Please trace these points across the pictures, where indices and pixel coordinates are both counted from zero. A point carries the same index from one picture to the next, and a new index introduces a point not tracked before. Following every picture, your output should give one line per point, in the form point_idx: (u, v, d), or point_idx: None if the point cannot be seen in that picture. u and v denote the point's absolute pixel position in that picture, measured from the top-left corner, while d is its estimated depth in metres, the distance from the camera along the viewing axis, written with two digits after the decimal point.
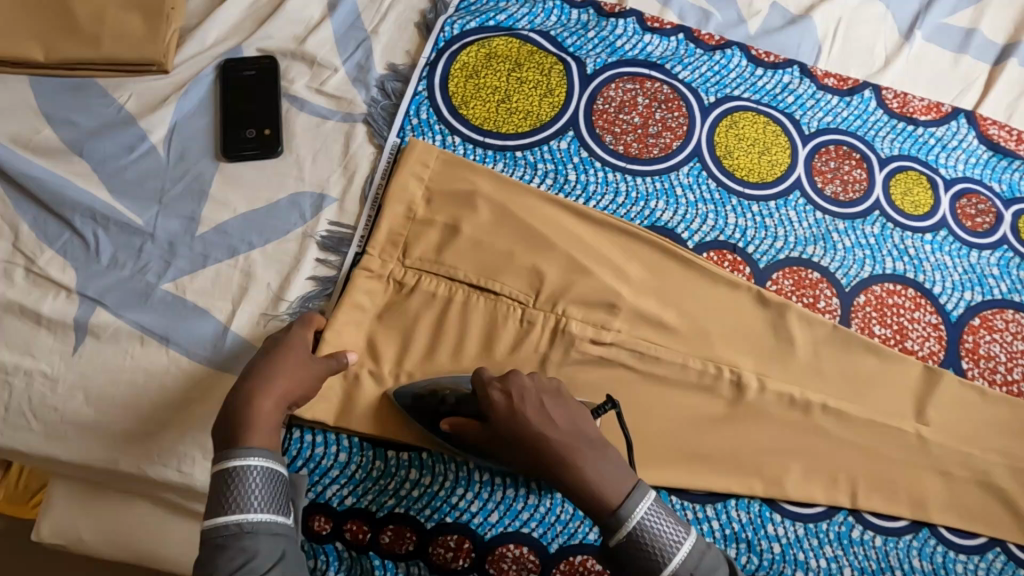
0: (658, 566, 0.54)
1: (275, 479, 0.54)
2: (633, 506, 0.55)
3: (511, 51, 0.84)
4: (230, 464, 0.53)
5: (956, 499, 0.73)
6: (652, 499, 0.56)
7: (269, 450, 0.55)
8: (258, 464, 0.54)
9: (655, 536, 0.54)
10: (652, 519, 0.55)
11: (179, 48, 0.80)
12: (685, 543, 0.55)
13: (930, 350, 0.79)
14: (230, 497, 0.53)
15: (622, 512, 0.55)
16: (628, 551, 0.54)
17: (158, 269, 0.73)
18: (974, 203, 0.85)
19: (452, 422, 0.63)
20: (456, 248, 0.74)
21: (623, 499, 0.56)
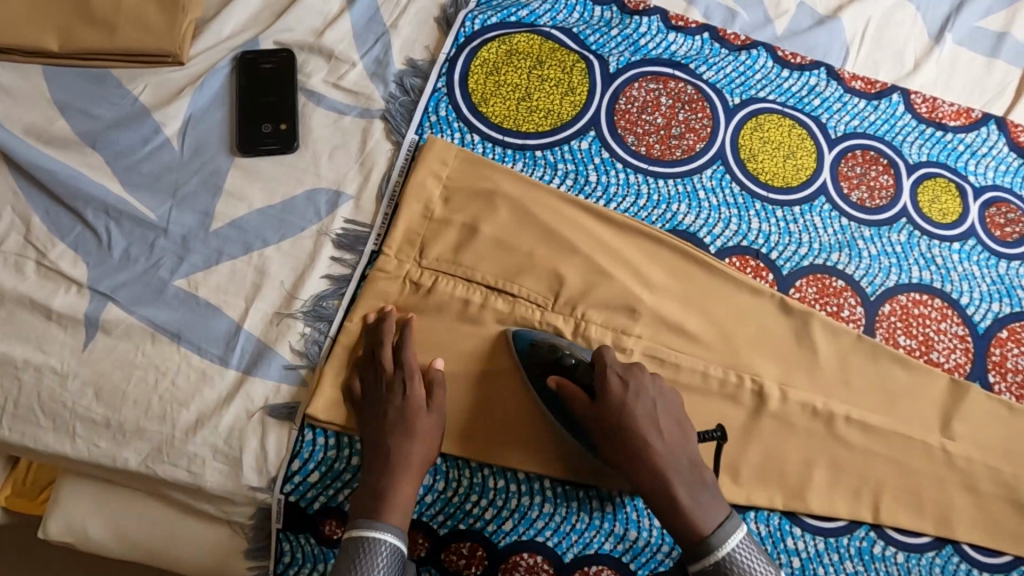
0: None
1: (397, 560, 0.59)
2: (724, 538, 0.58)
3: (533, 48, 0.83)
4: (368, 534, 0.58)
5: (982, 516, 0.71)
6: (744, 533, 0.59)
7: (400, 527, 0.60)
8: (389, 541, 0.58)
9: (741, 569, 0.57)
10: (743, 551, 0.57)
11: (195, 39, 0.79)
12: None
13: (956, 363, 0.77)
14: (355, 566, 0.57)
15: (716, 542, 0.57)
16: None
17: (171, 265, 0.71)
18: (1003, 212, 0.83)
19: (562, 383, 0.65)
20: (476, 249, 0.73)
21: (713, 528, 0.58)
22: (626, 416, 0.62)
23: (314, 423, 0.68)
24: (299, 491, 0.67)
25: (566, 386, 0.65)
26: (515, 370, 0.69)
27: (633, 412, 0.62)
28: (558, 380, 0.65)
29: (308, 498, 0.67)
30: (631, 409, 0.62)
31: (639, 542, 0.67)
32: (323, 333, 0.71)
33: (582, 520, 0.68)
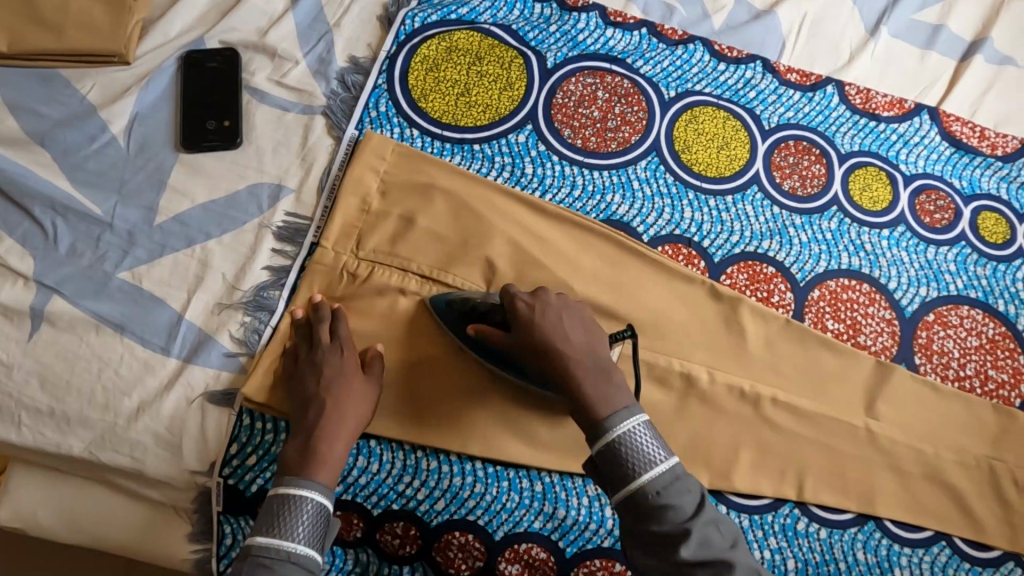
0: (631, 476, 0.56)
1: (322, 517, 0.60)
2: (619, 421, 0.58)
3: (472, 44, 0.85)
4: (291, 492, 0.60)
5: (905, 494, 0.73)
6: (640, 419, 0.58)
7: (327, 486, 0.61)
8: (313, 499, 0.60)
9: (631, 450, 0.57)
10: (638, 434, 0.57)
11: (142, 40, 0.81)
12: (661, 464, 0.56)
13: (882, 346, 0.79)
14: (276, 522, 0.59)
15: (610, 423, 0.58)
16: (605, 457, 0.57)
17: (115, 259, 0.74)
18: (933, 199, 0.85)
19: (479, 328, 0.66)
20: (412, 240, 0.75)
21: (610, 412, 0.59)
22: (534, 328, 0.63)
23: (251, 408, 0.70)
24: (237, 474, 0.69)
25: (482, 327, 0.66)
26: (423, 339, 0.72)
27: (536, 328, 0.63)
28: (475, 325, 0.66)
29: (246, 480, 0.69)
30: (536, 324, 0.63)
31: (567, 519, 0.70)
32: (263, 322, 0.73)
33: (513, 500, 0.70)
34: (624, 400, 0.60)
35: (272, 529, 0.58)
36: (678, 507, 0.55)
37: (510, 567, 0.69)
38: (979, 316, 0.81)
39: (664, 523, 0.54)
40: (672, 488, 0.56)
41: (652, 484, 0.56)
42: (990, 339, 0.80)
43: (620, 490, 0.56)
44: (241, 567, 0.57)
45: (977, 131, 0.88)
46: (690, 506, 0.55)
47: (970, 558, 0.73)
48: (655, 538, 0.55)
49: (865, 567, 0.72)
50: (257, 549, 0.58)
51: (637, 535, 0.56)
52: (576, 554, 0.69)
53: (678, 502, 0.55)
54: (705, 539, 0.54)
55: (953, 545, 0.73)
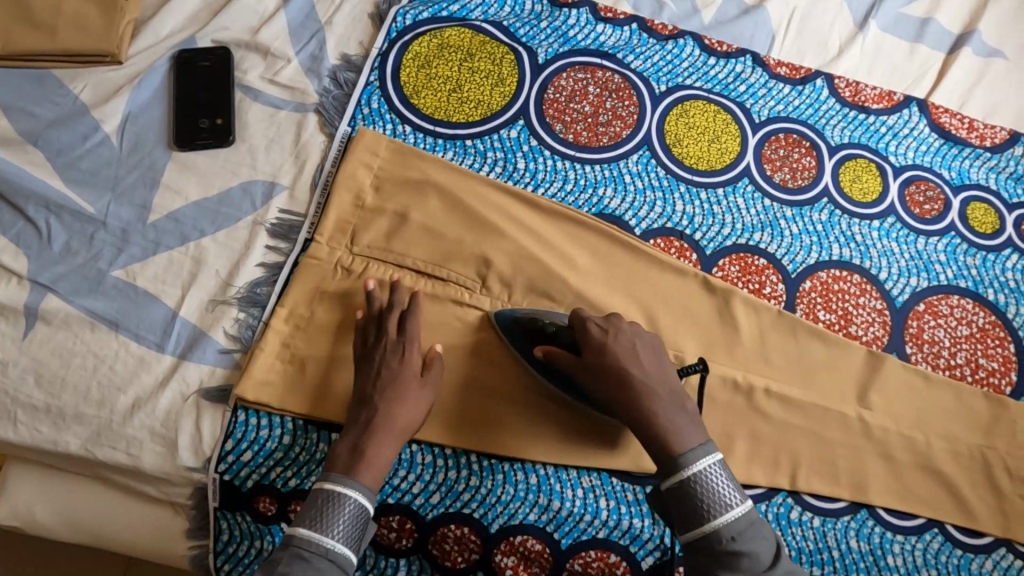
0: (705, 518, 0.56)
1: (362, 518, 0.59)
2: (696, 460, 0.58)
3: (463, 41, 0.85)
4: (336, 488, 0.58)
5: (897, 482, 0.74)
6: (716, 458, 0.58)
7: (370, 488, 0.60)
8: (355, 498, 0.58)
9: (707, 491, 0.57)
10: (713, 475, 0.57)
11: (134, 40, 0.82)
12: (736, 509, 0.57)
13: (873, 336, 0.79)
14: (319, 517, 0.57)
15: (687, 462, 0.58)
16: (678, 496, 0.58)
17: (109, 257, 0.74)
18: (923, 190, 0.86)
19: (548, 350, 0.66)
20: (406, 236, 0.75)
21: (687, 450, 0.58)
22: (605, 352, 0.63)
23: (247, 404, 0.70)
24: (233, 470, 0.69)
25: (551, 350, 0.66)
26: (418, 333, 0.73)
27: (611, 351, 0.63)
28: (544, 348, 0.66)
29: (242, 476, 0.69)
30: (610, 347, 0.63)
31: (562, 511, 0.70)
32: (256, 318, 0.73)
33: (508, 493, 0.70)
34: (699, 437, 0.59)
35: (314, 524, 0.57)
36: (752, 554, 0.55)
37: (505, 560, 0.69)
38: (969, 305, 0.81)
39: (737, 570, 0.55)
40: (745, 533, 0.56)
41: (726, 528, 0.56)
42: (980, 328, 0.81)
43: (692, 529, 0.57)
44: (278, 559, 0.56)
45: (966, 123, 0.89)
46: (764, 553, 0.56)
47: (962, 545, 0.73)
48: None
49: (858, 556, 0.72)
50: (296, 541, 0.56)
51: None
52: (570, 546, 0.70)
53: (753, 549, 0.55)
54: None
55: (945, 533, 0.73)
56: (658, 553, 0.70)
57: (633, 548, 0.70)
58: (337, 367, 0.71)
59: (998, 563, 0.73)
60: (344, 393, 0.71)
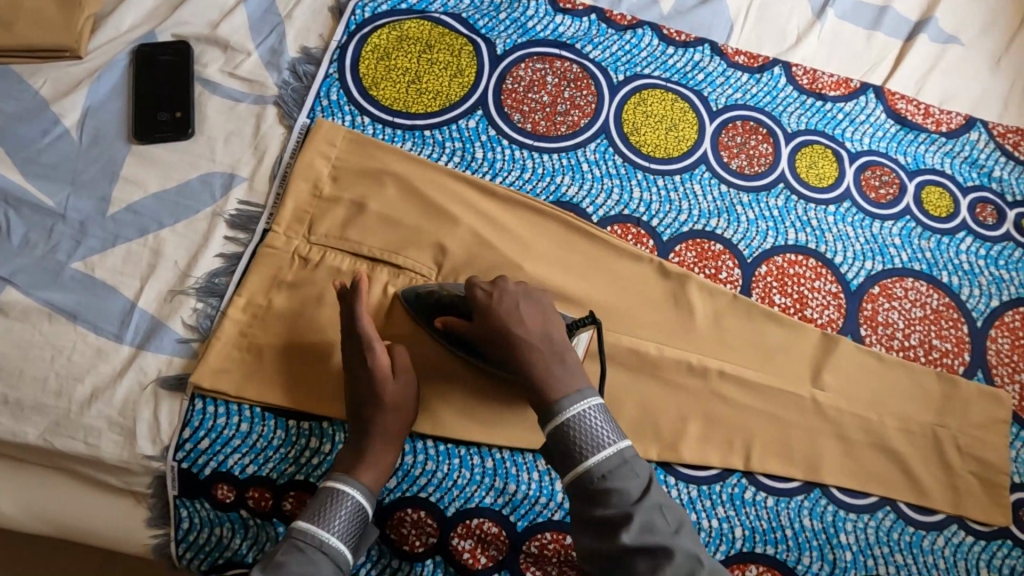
0: (578, 459, 0.57)
1: (359, 517, 0.63)
2: (570, 404, 0.59)
3: (422, 33, 0.86)
4: (337, 485, 0.63)
5: (849, 461, 0.75)
6: (591, 401, 0.59)
7: (369, 489, 0.64)
8: (353, 497, 0.63)
9: (581, 433, 0.58)
10: (588, 417, 0.58)
11: (94, 35, 0.82)
12: (609, 447, 0.57)
13: (828, 319, 0.80)
14: (320, 511, 0.62)
15: (561, 407, 0.59)
16: (555, 440, 0.59)
17: (68, 249, 0.75)
18: (878, 175, 0.87)
19: (446, 320, 0.68)
20: (363, 225, 0.76)
21: (563, 395, 0.60)
22: (490, 315, 0.65)
23: (205, 393, 0.71)
24: (191, 458, 0.70)
25: (449, 320, 0.68)
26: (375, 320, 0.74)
27: (496, 313, 0.65)
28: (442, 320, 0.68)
29: (200, 464, 0.70)
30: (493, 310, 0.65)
31: (518, 494, 0.71)
32: (215, 308, 0.74)
33: (465, 477, 0.71)
34: (577, 385, 0.61)
35: (315, 519, 0.61)
36: (622, 492, 0.55)
37: (462, 543, 0.70)
38: (923, 288, 0.83)
39: (609, 507, 0.55)
40: (618, 473, 0.56)
41: (598, 467, 0.56)
42: (934, 309, 0.82)
43: (568, 472, 0.57)
44: (278, 549, 0.60)
45: (921, 109, 0.90)
46: (637, 493, 0.56)
47: (913, 522, 0.74)
48: (599, 522, 0.55)
49: (812, 534, 0.73)
50: (296, 533, 0.61)
51: (582, 517, 0.56)
52: (527, 528, 0.71)
53: (622, 485, 0.56)
54: (646, 523, 0.54)
55: (897, 510, 0.74)
56: None
57: None
58: (295, 355, 0.72)
59: (950, 539, 0.74)
60: (302, 379, 0.72)
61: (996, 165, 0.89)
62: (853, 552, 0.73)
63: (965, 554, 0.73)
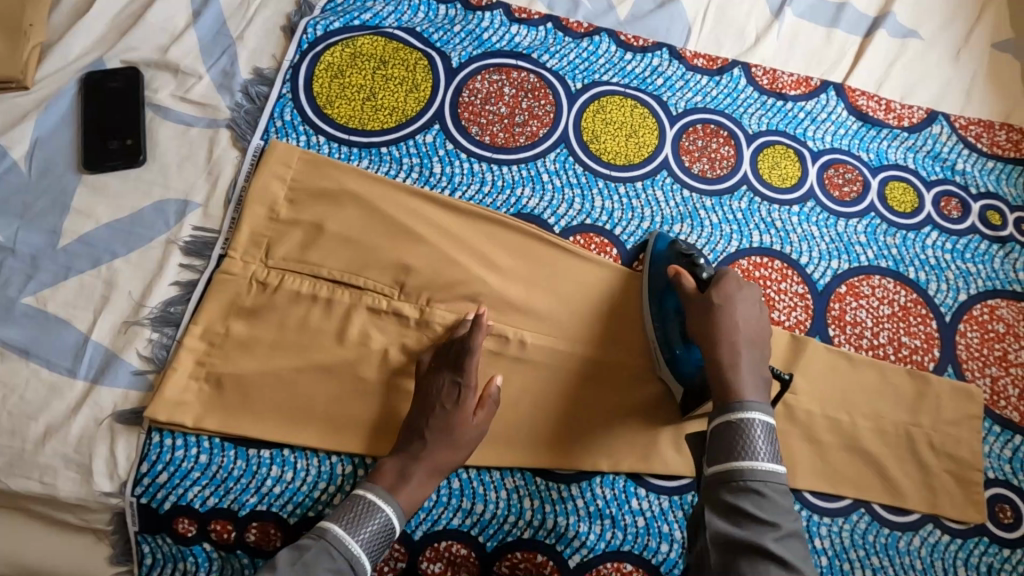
0: (740, 456, 0.56)
1: (386, 534, 0.62)
2: (752, 409, 0.58)
3: (376, 49, 0.86)
4: (375, 497, 0.62)
5: (822, 464, 0.74)
6: (770, 419, 0.58)
7: (402, 510, 0.63)
8: (387, 513, 0.62)
9: (754, 437, 0.56)
10: (761, 429, 0.57)
11: (41, 64, 0.81)
12: (770, 460, 0.56)
13: (796, 320, 0.80)
14: (354, 519, 0.61)
15: (745, 406, 0.58)
16: (721, 433, 0.58)
17: (19, 284, 0.73)
18: (841, 172, 0.87)
19: (680, 274, 0.69)
20: (321, 245, 0.75)
21: (751, 401, 0.59)
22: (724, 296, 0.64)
23: (161, 426, 0.70)
24: (150, 493, 0.68)
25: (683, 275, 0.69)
26: (335, 342, 0.73)
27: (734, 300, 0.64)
28: (678, 270, 0.69)
29: (159, 498, 0.68)
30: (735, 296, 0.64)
31: (486, 514, 0.70)
32: (170, 338, 0.73)
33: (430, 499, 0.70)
34: (764, 400, 0.59)
35: (348, 526, 0.60)
36: (770, 505, 0.54)
37: (431, 567, 0.69)
38: (890, 285, 0.82)
39: (756, 509, 0.53)
40: (776, 487, 0.55)
41: (758, 471, 0.55)
42: (902, 306, 0.81)
43: (721, 463, 0.57)
44: (307, 546, 0.59)
45: (882, 105, 0.90)
46: (781, 511, 0.54)
47: (888, 523, 0.73)
48: (741, 515, 0.53)
49: None
50: (328, 536, 0.59)
51: (716, 504, 0.56)
52: (496, 548, 0.69)
53: (772, 499, 0.54)
54: (786, 541, 0.52)
55: (872, 512, 0.74)
56: (585, 550, 0.70)
57: (559, 547, 0.70)
58: (255, 382, 0.71)
59: (925, 539, 0.73)
60: (261, 407, 0.70)
61: (959, 157, 0.88)
62: (829, 557, 0.72)
63: (942, 554, 0.73)
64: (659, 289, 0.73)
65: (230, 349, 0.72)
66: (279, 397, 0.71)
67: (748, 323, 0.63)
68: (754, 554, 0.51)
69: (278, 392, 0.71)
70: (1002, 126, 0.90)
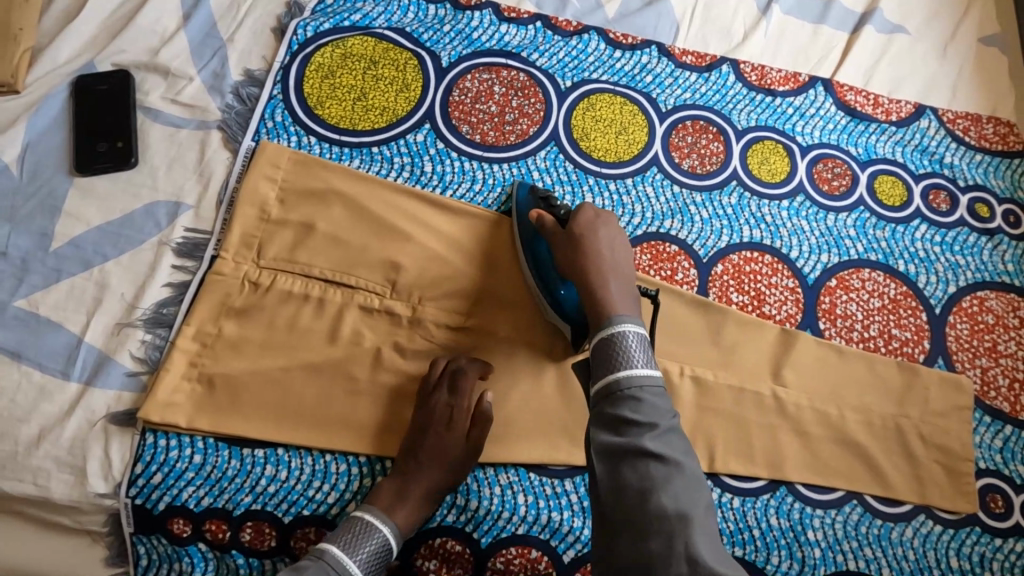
0: (615, 367, 0.55)
1: (382, 556, 0.63)
2: (621, 323, 0.57)
3: (366, 49, 0.86)
4: (372, 518, 0.64)
5: (813, 457, 0.75)
6: (641, 331, 0.57)
7: (400, 531, 0.65)
8: (383, 534, 0.63)
9: (628, 348, 0.55)
10: (633, 338, 0.56)
11: (31, 68, 0.81)
12: (646, 366, 0.55)
13: (787, 314, 0.80)
14: (352, 540, 0.62)
15: (616, 321, 0.58)
16: (600, 351, 0.57)
17: (10, 287, 0.73)
18: (830, 167, 0.87)
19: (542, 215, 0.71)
20: (312, 246, 0.75)
21: (618, 316, 0.58)
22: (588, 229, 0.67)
23: (155, 427, 0.70)
24: (144, 494, 0.68)
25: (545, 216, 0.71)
26: (327, 341, 0.73)
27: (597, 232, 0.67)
28: (540, 212, 0.71)
29: (153, 499, 0.68)
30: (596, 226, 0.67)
31: (480, 510, 0.70)
32: (163, 339, 0.73)
33: None
34: (631, 315, 0.60)
35: (347, 546, 0.61)
36: (648, 407, 0.52)
37: (426, 564, 0.69)
38: (880, 278, 0.83)
39: (632, 413, 0.52)
40: (652, 389, 0.53)
41: (634, 377, 0.53)
42: (892, 299, 0.82)
43: (601, 379, 0.55)
44: (305, 567, 0.59)
45: (870, 99, 0.90)
46: (659, 412, 0.52)
47: (880, 515, 0.74)
48: (620, 422, 0.52)
49: (779, 533, 0.72)
50: (327, 556, 0.60)
51: (597, 421, 0.54)
52: (491, 544, 0.70)
53: (651, 402, 0.52)
54: (665, 437, 0.51)
55: (864, 503, 0.74)
56: (579, 545, 0.70)
57: (554, 542, 0.70)
58: (247, 383, 0.71)
59: (918, 530, 0.73)
60: (254, 407, 0.71)
61: (946, 151, 0.89)
62: (822, 549, 0.72)
63: (934, 545, 0.73)
64: (528, 238, 0.75)
65: (223, 350, 0.72)
66: (272, 398, 0.71)
67: (613, 249, 0.66)
68: (635, 456, 0.50)
69: (271, 392, 0.71)
70: (990, 120, 0.91)
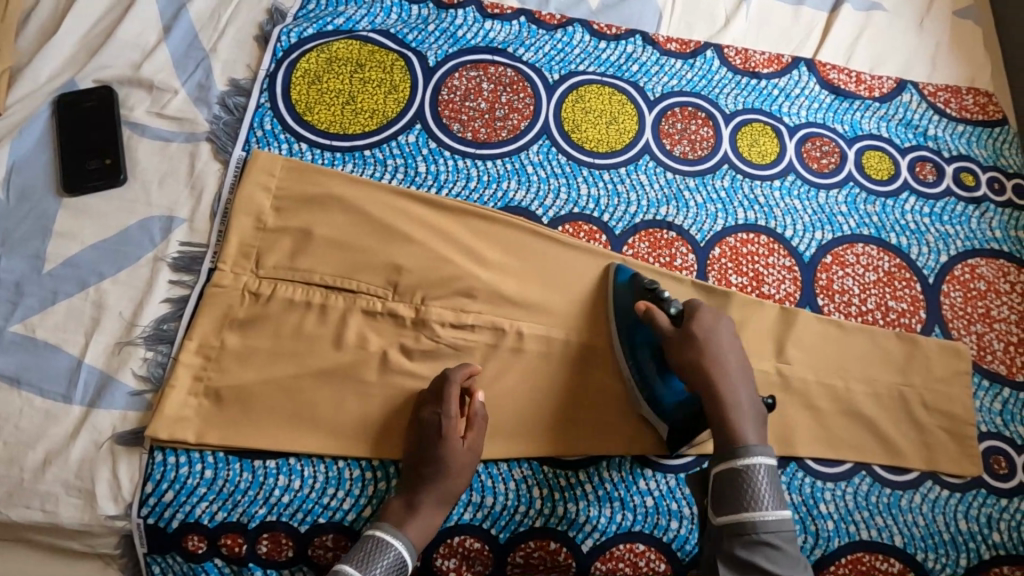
0: (748, 509, 0.59)
1: (399, 570, 0.62)
2: (753, 455, 0.60)
3: (351, 53, 0.86)
4: (384, 534, 0.63)
5: (821, 430, 0.76)
6: (771, 462, 0.61)
7: (415, 543, 0.64)
8: (397, 550, 0.63)
9: (759, 487, 0.59)
10: (764, 477, 0.60)
11: (11, 89, 0.80)
12: (774, 510, 0.59)
13: (786, 293, 0.81)
14: (365, 558, 0.62)
15: (748, 452, 0.60)
16: (730, 482, 0.60)
17: (6, 312, 0.72)
18: (818, 145, 0.88)
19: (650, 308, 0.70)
20: (310, 252, 0.74)
21: (751, 444, 0.61)
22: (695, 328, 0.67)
23: (163, 444, 0.69)
24: (157, 512, 0.67)
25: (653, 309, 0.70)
26: (333, 347, 0.72)
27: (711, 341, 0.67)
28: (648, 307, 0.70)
29: (166, 517, 0.67)
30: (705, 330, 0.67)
31: (496, 506, 0.70)
32: (165, 355, 0.72)
33: None
34: (758, 437, 0.62)
35: (360, 566, 0.61)
36: (780, 556, 0.58)
37: (446, 563, 0.69)
38: (874, 251, 0.84)
39: (770, 564, 0.57)
40: (784, 535, 0.59)
41: (767, 524, 0.58)
42: (886, 272, 0.83)
43: (731, 516, 0.59)
44: None
45: (853, 77, 0.92)
46: (790, 561, 0.58)
47: (889, 483, 0.75)
48: (754, 568, 0.57)
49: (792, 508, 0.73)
50: None
51: (726, 554, 0.59)
52: (509, 539, 0.70)
53: (782, 553, 0.58)
54: None
55: (873, 474, 0.75)
56: (597, 534, 0.71)
57: (571, 533, 0.71)
58: (254, 393, 0.70)
59: (926, 496, 0.75)
60: (263, 418, 0.70)
61: (930, 124, 0.91)
62: (834, 521, 0.73)
63: (942, 509, 0.75)
64: (628, 328, 0.74)
65: (227, 362, 0.71)
66: (280, 407, 0.70)
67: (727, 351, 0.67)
68: None
69: (279, 402, 0.71)
70: (969, 91, 0.93)
